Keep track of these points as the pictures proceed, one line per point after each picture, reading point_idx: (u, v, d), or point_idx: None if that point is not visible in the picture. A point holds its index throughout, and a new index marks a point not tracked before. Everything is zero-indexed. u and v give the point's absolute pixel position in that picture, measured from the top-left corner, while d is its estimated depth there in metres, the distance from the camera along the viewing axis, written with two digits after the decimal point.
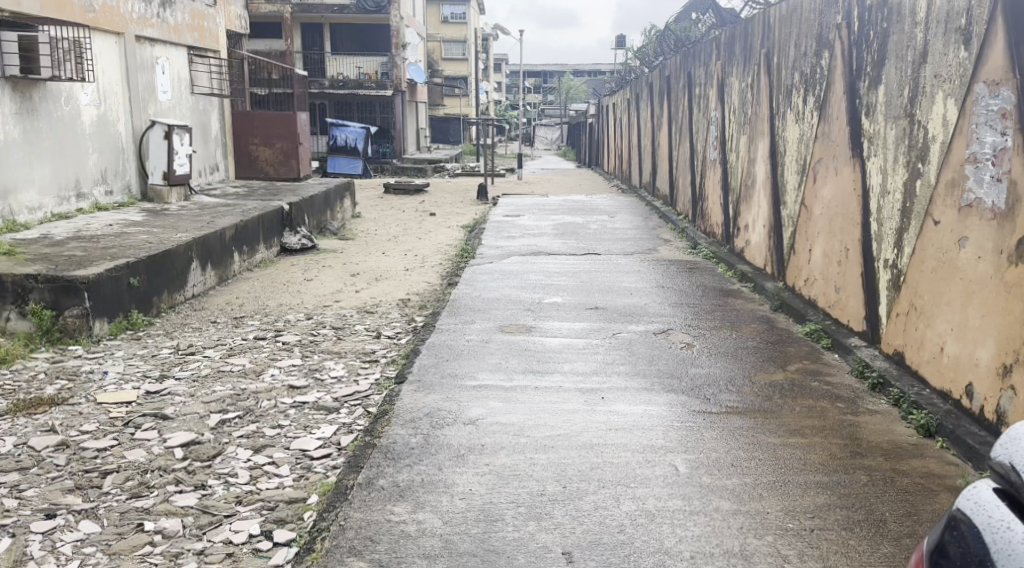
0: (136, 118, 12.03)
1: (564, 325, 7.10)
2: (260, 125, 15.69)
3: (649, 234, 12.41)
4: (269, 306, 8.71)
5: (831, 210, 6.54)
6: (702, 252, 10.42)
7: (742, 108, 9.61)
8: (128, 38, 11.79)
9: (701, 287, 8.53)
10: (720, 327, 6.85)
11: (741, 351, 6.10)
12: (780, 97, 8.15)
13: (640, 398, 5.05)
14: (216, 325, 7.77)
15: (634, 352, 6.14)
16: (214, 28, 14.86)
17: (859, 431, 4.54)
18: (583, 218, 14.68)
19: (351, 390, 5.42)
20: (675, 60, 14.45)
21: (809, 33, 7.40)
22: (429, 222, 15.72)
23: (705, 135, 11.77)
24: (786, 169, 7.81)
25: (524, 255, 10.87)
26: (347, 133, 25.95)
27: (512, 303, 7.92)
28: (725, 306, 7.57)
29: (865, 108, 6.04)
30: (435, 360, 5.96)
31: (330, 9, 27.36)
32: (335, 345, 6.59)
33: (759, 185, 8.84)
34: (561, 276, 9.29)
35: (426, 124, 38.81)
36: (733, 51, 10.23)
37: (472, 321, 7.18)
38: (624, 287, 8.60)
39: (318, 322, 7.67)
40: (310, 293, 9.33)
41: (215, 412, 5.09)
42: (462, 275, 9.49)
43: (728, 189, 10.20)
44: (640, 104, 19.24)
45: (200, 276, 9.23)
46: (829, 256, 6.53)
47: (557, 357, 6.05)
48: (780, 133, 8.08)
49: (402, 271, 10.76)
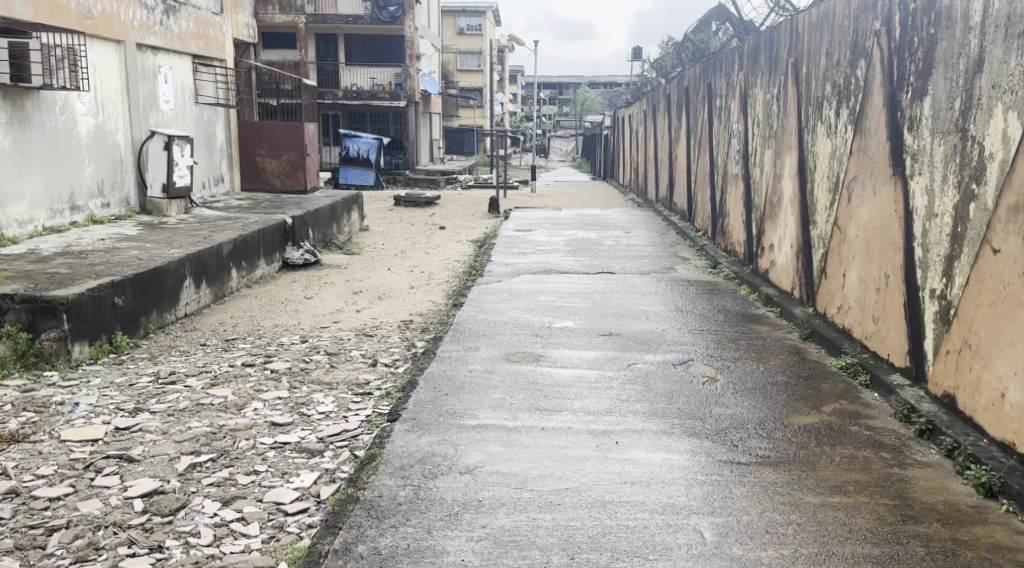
0: (136, 128, 11.59)
1: (575, 353, 6.56)
2: (267, 136, 15.24)
3: (666, 252, 11.88)
4: (264, 326, 8.22)
5: (868, 232, 6.04)
6: (723, 271, 9.92)
7: (767, 121, 9.10)
8: (129, 46, 11.37)
9: (723, 311, 8.02)
10: (746, 357, 6.35)
11: (769, 388, 5.58)
12: (809, 109, 7.65)
13: (659, 444, 4.53)
14: (205, 349, 7.28)
15: (652, 387, 5.61)
16: (221, 36, 14.43)
17: (909, 490, 4.01)
18: (597, 234, 14.16)
19: (338, 429, 4.92)
20: (693, 71, 13.96)
21: (842, 41, 6.89)
22: (438, 237, 15.23)
23: (726, 149, 11.26)
24: (817, 186, 7.31)
25: (535, 274, 10.35)
26: (359, 144, 25.61)
27: (520, 328, 7.39)
28: (750, 333, 7.07)
29: (908, 121, 5.54)
30: (434, 394, 5.45)
31: (344, 20, 26.99)
32: (327, 375, 6.07)
33: (784, 202, 8.34)
34: (573, 298, 8.76)
35: (439, 136, 38.46)
36: (756, 61, 9.74)
37: (475, 348, 6.66)
38: (640, 311, 8.07)
39: (312, 347, 7.17)
40: (308, 313, 8.84)
41: (187, 453, 4.60)
42: (468, 295, 8.99)
43: (751, 205, 9.69)
44: (657, 116, 18.72)
45: (193, 294, 8.74)
46: (865, 282, 6.04)
47: (566, 392, 5.51)
48: (809, 147, 7.57)
49: (407, 289, 10.28)
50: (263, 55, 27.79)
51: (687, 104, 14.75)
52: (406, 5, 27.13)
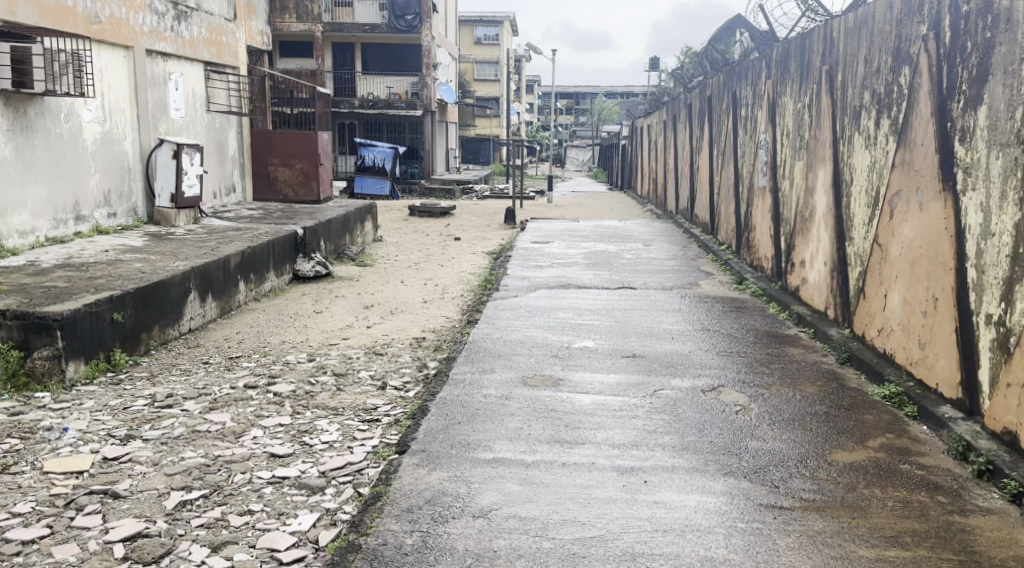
0: (145, 136, 11.26)
1: (596, 377, 6.17)
2: (279, 145, 14.92)
3: (689, 266, 11.47)
4: (270, 343, 7.86)
5: (913, 251, 5.73)
6: (749, 287, 9.54)
7: (798, 131, 8.74)
8: (138, 52, 11.06)
9: (752, 331, 7.64)
10: (781, 384, 5.99)
11: (809, 421, 5.20)
12: (846, 119, 7.32)
13: (691, 485, 4.16)
14: (207, 368, 6.92)
15: (681, 417, 5.21)
16: (234, 43, 14.12)
17: (973, 543, 3.66)
18: (616, 246, 13.76)
19: (341, 461, 4.55)
20: (717, 79, 13.60)
21: (884, 47, 6.57)
22: (452, 248, 14.87)
23: (752, 160, 10.87)
24: (855, 200, 6.99)
25: (553, 288, 9.97)
26: (374, 153, 25.38)
27: (538, 348, 7.00)
28: (783, 356, 6.71)
29: (960, 132, 5.22)
30: (446, 422, 5.06)
31: (361, 29, 26.78)
32: (332, 399, 5.69)
33: (816, 217, 8.00)
34: (594, 315, 8.36)
35: (456, 145, 38.22)
36: (785, 68, 9.38)
37: (490, 370, 6.28)
38: (665, 330, 7.67)
39: (320, 366, 6.80)
40: (317, 329, 8.49)
41: (177, 488, 4.25)
42: (483, 311, 8.62)
43: (779, 219, 9.32)
44: (677, 125, 18.34)
45: (198, 308, 8.39)
46: (910, 304, 5.73)
47: (588, 421, 5.13)
48: (846, 159, 7.25)
49: (420, 303, 9.92)
50: (279, 63, 27.31)
51: (709, 113, 14.37)
52: (423, 14, 26.86)
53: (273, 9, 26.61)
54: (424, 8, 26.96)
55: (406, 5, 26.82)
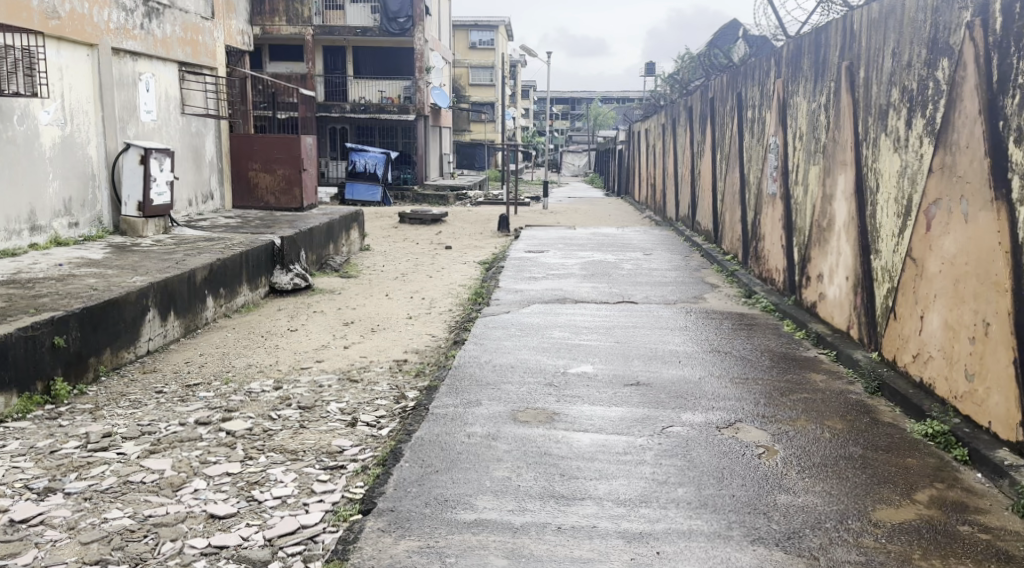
0: (110, 141, 10.51)
1: (596, 411, 5.41)
2: (259, 149, 14.17)
3: (692, 278, 10.75)
4: (234, 367, 7.12)
5: (957, 268, 5.09)
6: (759, 302, 8.85)
7: (812, 133, 8.05)
8: (104, 50, 10.31)
9: (767, 352, 6.94)
10: (807, 419, 5.29)
11: (843, 468, 4.50)
12: (870, 119, 6.65)
13: (713, 559, 3.53)
14: (159, 399, 6.18)
15: (696, 463, 4.49)
16: (211, 42, 13.35)
17: None
18: (615, 255, 13.04)
19: (292, 524, 3.88)
20: (721, 80, 12.90)
21: (916, 39, 5.90)
22: (442, 258, 14.14)
23: (760, 164, 10.14)
24: (881, 208, 6.34)
25: (548, 303, 9.22)
26: (366, 158, 24.62)
27: (530, 375, 6.25)
28: (805, 384, 6.01)
29: (1016, 133, 4.58)
30: (421, 472, 4.32)
31: (352, 32, 26.03)
32: (293, 440, 4.95)
33: (834, 227, 7.32)
34: (592, 334, 7.63)
35: (449, 149, 37.52)
36: (797, 64, 8.70)
37: (476, 402, 5.52)
38: (671, 352, 6.95)
39: (285, 396, 6.05)
40: (288, 350, 7.74)
41: (90, 563, 3.58)
42: (471, 330, 7.88)
43: (791, 228, 8.62)
44: (676, 129, 17.62)
45: (158, 328, 7.66)
46: (954, 328, 5.09)
47: (587, 469, 4.39)
48: (871, 164, 6.58)
49: (404, 319, 9.20)
50: (269, 68, 26.89)
51: (712, 115, 13.63)
52: (416, 17, 26.15)
53: (261, 12, 25.86)
54: (417, 11, 26.23)
55: (399, 8, 26.06)
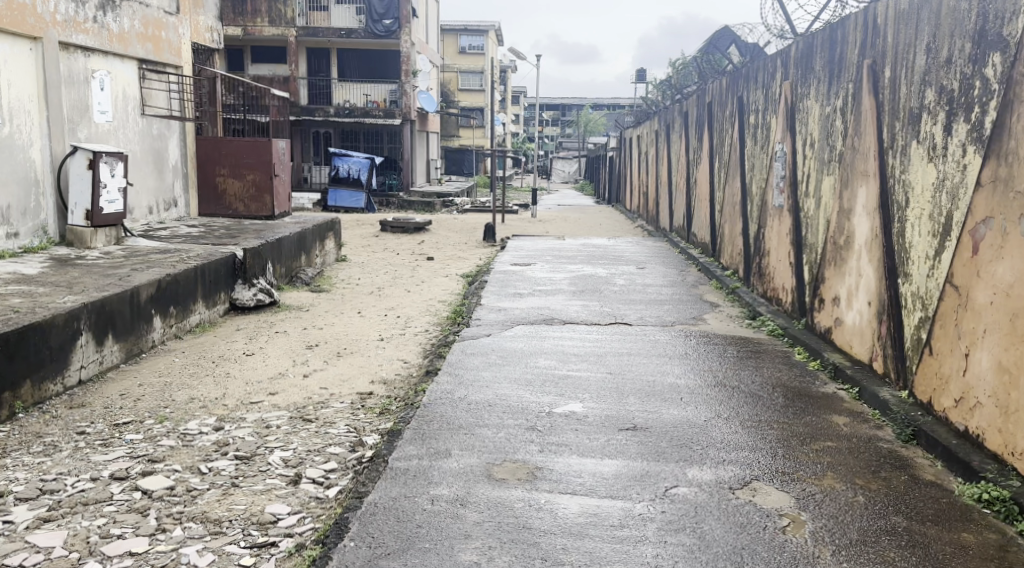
0: (57, 143, 9.65)
1: (586, 465, 4.55)
2: (227, 154, 13.31)
3: (689, 295, 9.95)
4: (175, 403, 6.29)
5: (1016, 300, 4.31)
6: (765, 325, 8.02)
7: (826, 140, 7.25)
8: (49, 44, 9.47)
9: (778, 387, 6.13)
10: (833, 476, 4.47)
11: (885, 548, 3.72)
12: (897, 125, 5.85)
13: None
14: (78, 443, 5.35)
15: (710, 543, 3.70)
16: (176, 39, 12.50)
17: None
18: (606, 269, 12.25)
19: None
20: (720, 83, 12.09)
21: (957, 32, 5.11)
22: (423, 270, 13.28)
23: (765, 172, 9.32)
24: (912, 227, 5.54)
25: (534, 324, 8.39)
26: (349, 163, 23.96)
27: (510, 415, 5.41)
28: (826, 429, 5.20)
29: None
30: (369, 555, 3.54)
31: (336, 33, 25.10)
32: (219, 505, 4.16)
33: (853, 246, 6.51)
34: (582, 364, 6.79)
35: (437, 154, 36.77)
36: (809, 64, 7.89)
37: (445, 453, 4.67)
38: (671, 387, 6.12)
39: (224, 441, 5.23)
40: (239, 380, 6.89)
41: None
42: (446, 356, 7.05)
43: (801, 244, 7.82)
44: (670, 135, 16.80)
45: (92, 354, 6.82)
46: (1011, 372, 4.30)
47: (578, 552, 3.61)
48: (899, 175, 5.78)
49: (375, 341, 8.35)
50: (252, 68, 26.05)
51: (710, 120, 12.83)
52: (403, 18, 25.35)
53: (242, 12, 24.96)
54: (404, 13, 25.41)
55: (385, 9, 25.21)
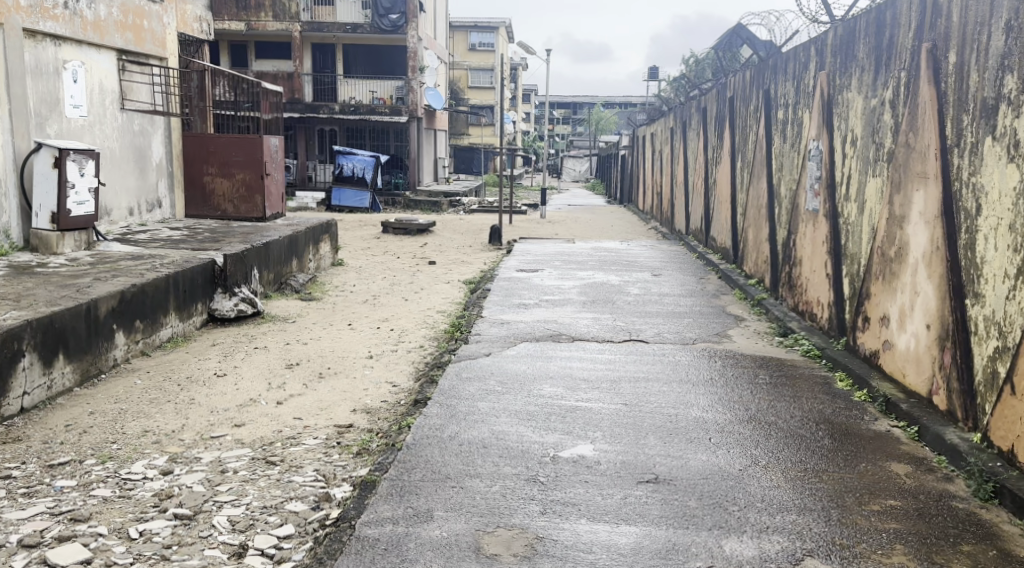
0: (21, 140, 8.85)
1: (599, 534, 3.71)
2: (216, 151, 12.52)
3: (711, 307, 9.08)
4: (124, 437, 5.46)
5: None
6: (798, 344, 7.16)
7: (872, 136, 6.38)
8: (12, 31, 8.68)
9: (822, 424, 5.25)
10: (905, 551, 3.64)
11: None
12: (965, 119, 4.99)
13: None
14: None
15: None
16: (160, 29, 11.70)
17: None
18: (619, 276, 11.38)
19: None
20: (743, 76, 11.22)
21: None
22: (423, 276, 12.45)
23: (796, 172, 8.44)
24: (986, 239, 4.68)
25: (540, 342, 7.54)
26: (354, 161, 23.07)
27: (508, 460, 4.57)
28: (885, 482, 4.34)
29: None
30: None
31: (342, 28, 24.30)
32: None
33: (906, 258, 5.64)
34: (593, 392, 5.93)
35: (446, 153, 35.92)
36: (850, 50, 7.02)
37: (428, 515, 3.84)
38: (695, 424, 5.25)
39: (169, 489, 4.42)
40: (203, 408, 6.06)
41: None
42: (439, 381, 6.19)
43: (841, 252, 6.96)
44: (687, 133, 15.88)
45: (38, 378, 6.01)
46: None
47: None
48: (968, 178, 4.91)
49: (363, 359, 7.51)
50: (256, 64, 25.07)
51: (730, 117, 11.96)
52: (410, 13, 24.51)
53: (245, 6, 24.13)
54: (411, 7, 24.55)
55: (392, 4, 24.40)
